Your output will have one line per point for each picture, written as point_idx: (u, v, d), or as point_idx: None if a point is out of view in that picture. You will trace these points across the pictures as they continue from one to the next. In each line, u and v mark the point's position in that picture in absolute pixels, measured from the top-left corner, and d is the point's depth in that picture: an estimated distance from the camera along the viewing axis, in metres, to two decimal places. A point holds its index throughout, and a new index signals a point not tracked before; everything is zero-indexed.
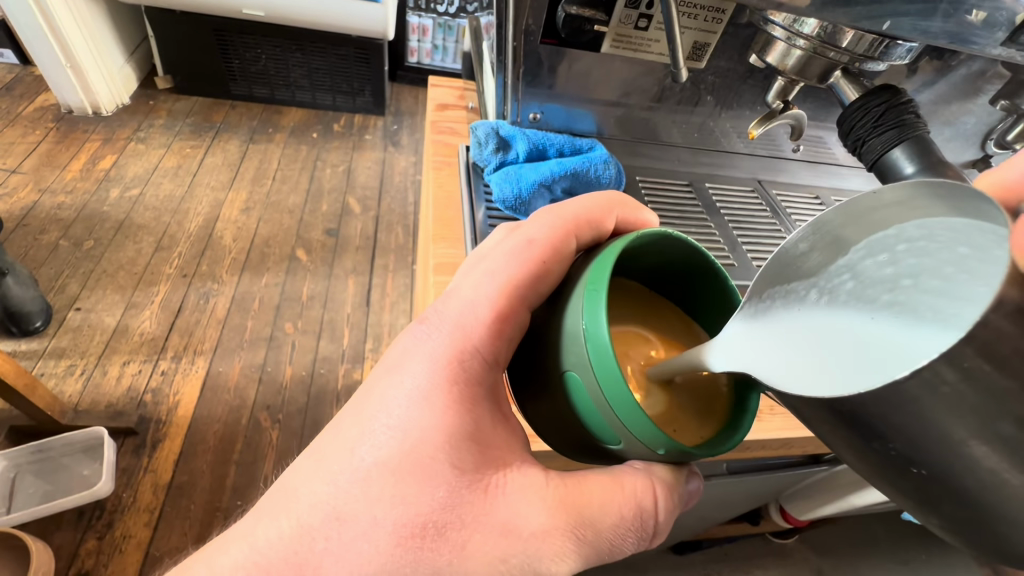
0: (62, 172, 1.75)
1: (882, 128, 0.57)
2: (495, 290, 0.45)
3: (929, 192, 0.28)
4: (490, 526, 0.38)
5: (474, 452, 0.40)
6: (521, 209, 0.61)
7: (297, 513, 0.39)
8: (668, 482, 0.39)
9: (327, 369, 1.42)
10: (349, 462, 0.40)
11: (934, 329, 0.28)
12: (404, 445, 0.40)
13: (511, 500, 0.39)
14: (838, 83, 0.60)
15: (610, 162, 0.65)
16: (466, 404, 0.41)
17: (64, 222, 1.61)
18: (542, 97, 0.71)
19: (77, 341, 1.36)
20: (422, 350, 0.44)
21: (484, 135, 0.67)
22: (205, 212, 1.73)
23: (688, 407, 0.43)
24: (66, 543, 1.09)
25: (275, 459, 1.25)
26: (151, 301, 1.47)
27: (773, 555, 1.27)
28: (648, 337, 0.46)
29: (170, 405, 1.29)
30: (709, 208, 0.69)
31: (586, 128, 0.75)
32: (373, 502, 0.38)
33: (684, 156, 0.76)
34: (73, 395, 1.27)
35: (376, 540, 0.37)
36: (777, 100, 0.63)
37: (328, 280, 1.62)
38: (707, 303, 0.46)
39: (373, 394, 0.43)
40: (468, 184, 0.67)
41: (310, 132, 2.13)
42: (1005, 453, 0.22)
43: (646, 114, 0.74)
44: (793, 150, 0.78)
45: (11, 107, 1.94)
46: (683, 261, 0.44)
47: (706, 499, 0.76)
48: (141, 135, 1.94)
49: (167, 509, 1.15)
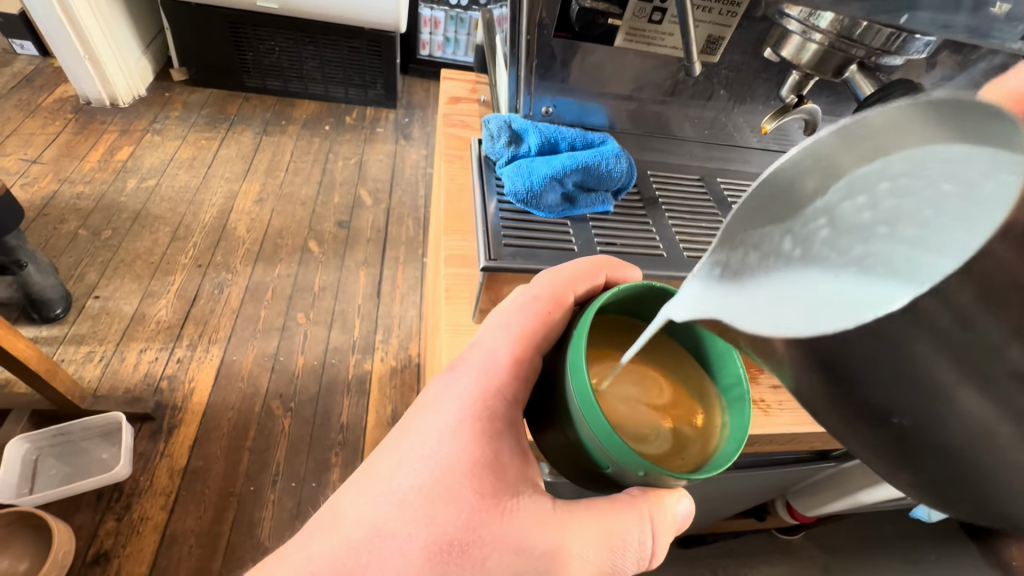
0: (81, 162, 1.78)
1: None
2: (510, 337, 0.46)
3: (917, 119, 0.26)
4: (508, 549, 0.39)
5: (495, 481, 0.41)
6: (532, 202, 0.60)
7: (343, 533, 0.40)
8: (659, 497, 0.39)
9: (338, 360, 1.44)
10: (388, 485, 0.41)
11: (899, 285, 0.25)
12: (436, 473, 0.41)
13: (528, 522, 0.40)
14: (853, 78, 0.59)
15: (621, 156, 0.64)
16: (492, 439, 0.42)
17: (83, 212, 1.64)
18: (554, 90, 0.71)
19: (96, 327, 1.40)
20: (447, 390, 0.45)
21: (497, 128, 0.65)
22: (220, 203, 1.76)
23: (689, 442, 0.42)
24: (86, 523, 1.12)
25: (287, 446, 1.27)
26: (167, 290, 1.50)
27: (778, 552, 1.27)
28: (659, 378, 0.47)
29: (185, 392, 1.32)
30: (720, 202, 0.68)
31: (598, 122, 0.74)
32: (409, 521, 0.40)
33: (696, 150, 0.75)
34: (92, 380, 1.30)
35: (409, 556, 0.39)
36: (791, 94, 0.63)
37: (339, 272, 1.64)
38: (697, 340, 0.45)
39: (406, 427, 0.44)
40: (480, 176, 0.64)
41: (323, 124, 2.14)
42: (992, 400, 0.22)
43: (658, 108, 0.73)
44: None
45: (31, 98, 1.97)
46: (663, 300, 0.45)
47: (711, 494, 0.76)
48: (157, 127, 1.97)
49: (182, 493, 1.18)
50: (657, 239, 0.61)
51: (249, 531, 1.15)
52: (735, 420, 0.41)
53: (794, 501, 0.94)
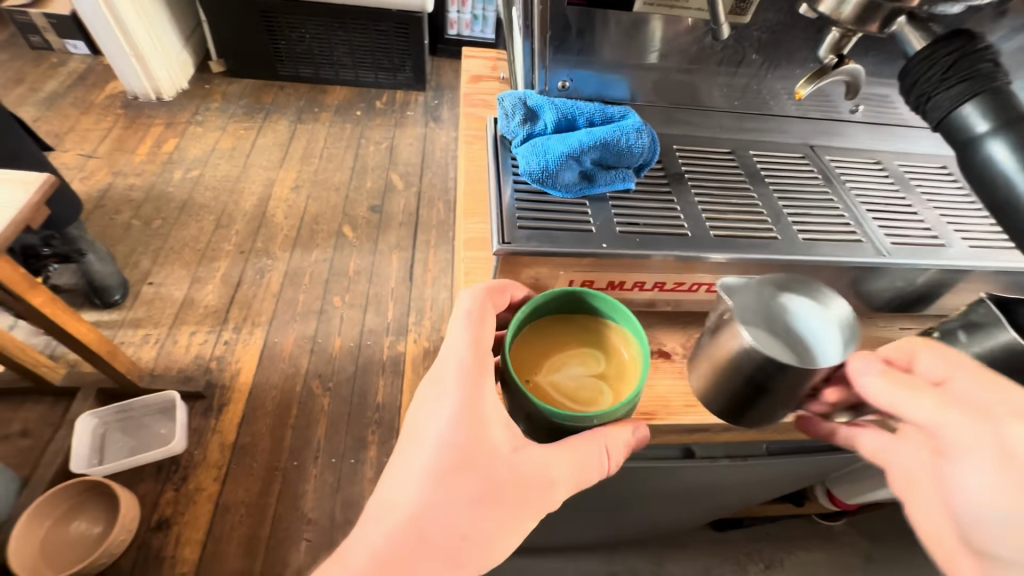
0: (131, 155, 1.88)
1: (950, 81, 0.43)
2: (466, 329, 0.48)
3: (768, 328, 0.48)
4: (520, 490, 0.44)
5: (496, 443, 0.44)
6: (548, 181, 0.58)
7: (393, 521, 0.42)
8: (615, 431, 0.45)
9: (373, 341, 1.49)
10: (417, 472, 0.44)
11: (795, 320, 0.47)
12: (447, 449, 0.44)
13: (532, 467, 0.44)
14: (900, 31, 0.45)
15: (643, 130, 0.61)
16: (492, 409, 0.45)
17: (134, 203, 1.74)
18: (571, 62, 0.67)
19: (151, 312, 1.49)
20: (432, 380, 0.47)
21: (512, 106, 0.62)
22: (259, 191, 1.82)
23: (617, 387, 0.48)
24: (149, 492, 1.21)
25: (326, 424, 1.34)
26: (214, 276, 1.58)
27: (819, 538, 1.24)
28: (588, 349, 0.50)
29: (232, 372, 1.40)
30: (752, 175, 0.64)
31: (619, 95, 0.71)
32: (446, 492, 0.43)
33: (727, 122, 0.71)
34: (149, 361, 1.39)
35: (456, 518, 0.43)
36: (829, 54, 0.51)
37: (373, 256, 1.68)
38: (600, 306, 0.51)
39: (414, 421, 0.47)
40: (495, 155, 0.63)
41: (354, 110, 2.17)
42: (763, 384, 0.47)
43: (684, 77, 0.69)
44: (852, 111, 0.71)
45: (84, 95, 2.07)
46: (564, 297, 0.51)
47: (741, 480, 0.74)
48: (199, 119, 2.05)
49: (233, 466, 1.26)
50: (682, 217, 0.58)
51: (294, 504, 1.22)
52: (640, 358, 0.47)
53: (834, 488, 0.91)
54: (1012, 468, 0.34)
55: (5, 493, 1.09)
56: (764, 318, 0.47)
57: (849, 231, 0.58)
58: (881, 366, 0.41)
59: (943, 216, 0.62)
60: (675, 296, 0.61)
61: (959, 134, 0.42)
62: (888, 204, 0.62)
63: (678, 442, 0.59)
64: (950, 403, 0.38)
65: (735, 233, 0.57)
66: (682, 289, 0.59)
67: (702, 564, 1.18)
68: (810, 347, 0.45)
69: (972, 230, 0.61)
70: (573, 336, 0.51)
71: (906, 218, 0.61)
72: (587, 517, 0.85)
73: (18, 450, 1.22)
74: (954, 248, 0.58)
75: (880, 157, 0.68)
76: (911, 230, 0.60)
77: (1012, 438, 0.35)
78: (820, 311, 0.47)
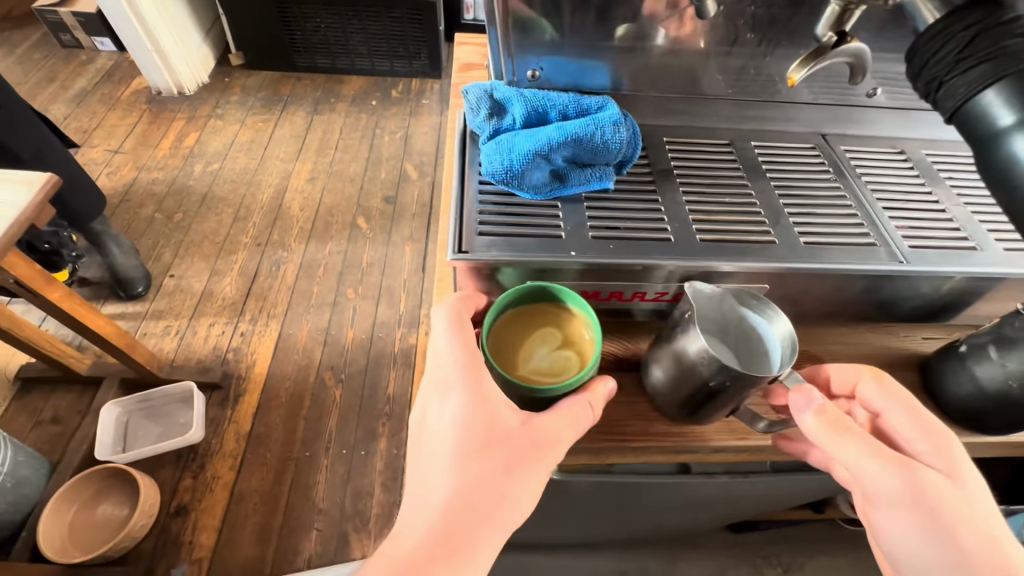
0: (154, 150, 1.93)
1: (968, 62, 0.37)
2: (451, 329, 0.46)
3: (717, 337, 0.46)
4: (542, 458, 0.43)
5: (508, 422, 0.43)
6: (513, 182, 0.55)
7: (429, 520, 0.41)
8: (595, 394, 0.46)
9: (385, 334, 1.49)
10: (438, 470, 0.42)
11: (748, 335, 0.47)
12: (463, 439, 0.42)
13: (544, 431, 0.43)
14: (911, 2, 0.40)
15: (620, 124, 0.57)
16: (494, 392, 0.43)
17: (157, 197, 1.78)
18: (541, 48, 0.61)
19: (172, 304, 1.53)
20: (432, 382, 0.45)
21: (477, 99, 0.59)
22: (276, 183, 1.83)
23: (579, 360, 0.48)
24: (168, 480, 1.25)
25: (338, 416, 1.35)
26: (231, 268, 1.61)
27: (843, 544, 1.18)
28: (549, 331, 0.50)
29: (249, 362, 1.43)
30: (751, 169, 0.60)
31: (598, 84, 0.65)
32: (473, 476, 0.41)
33: (727, 110, 0.65)
34: (170, 351, 1.43)
35: (490, 494, 0.42)
36: (828, 31, 0.46)
37: (386, 247, 1.68)
38: (552, 293, 0.50)
39: (426, 425, 0.45)
40: (461, 153, 0.60)
41: (370, 99, 2.16)
42: (716, 408, 0.46)
43: (668, 60, 0.62)
44: (869, 94, 0.64)
45: (111, 92, 2.13)
46: (522, 294, 0.50)
47: (747, 493, 0.70)
48: (219, 112, 2.08)
49: (248, 455, 1.29)
50: (666, 219, 0.54)
51: (306, 494, 1.24)
52: (592, 331, 0.48)
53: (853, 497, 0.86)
54: (931, 510, 0.42)
55: (35, 478, 1.14)
56: (712, 325, 0.47)
57: (862, 233, 0.54)
58: (820, 405, 0.43)
59: (972, 211, 0.56)
60: (663, 306, 0.57)
61: (977, 129, 0.37)
62: (908, 201, 0.57)
63: (670, 459, 0.55)
64: (888, 455, 0.42)
65: (726, 236, 0.52)
66: (665, 299, 0.55)
67: (715, 565, 1.14)
68: (756, 360, 0.45)
69: (1005, 230, 0.55)
70: (533, 323, 0.50)
71: (928, 217, 0.55)
72: (588, 520, 0.83)
73: (49, 437, 1.28)
74: (985, 252, 0.52)
75: (902, 146, 0.63)
76: (933, 230, 0.54)
77: (936, 491, 0.42)
78: (765, 323, 0.46)
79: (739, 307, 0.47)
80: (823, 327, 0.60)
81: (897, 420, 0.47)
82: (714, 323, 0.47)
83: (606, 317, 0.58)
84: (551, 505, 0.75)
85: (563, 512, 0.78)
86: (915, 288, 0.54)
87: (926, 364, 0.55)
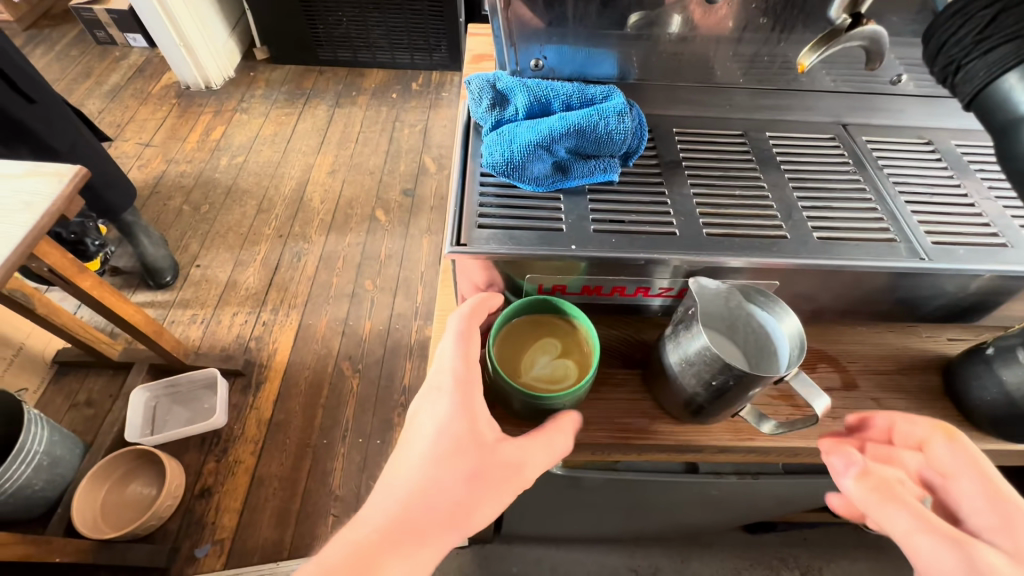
0: (183, 143, 1.98)
1: (988, 43, 0.35)
2: (458, 336, 0.46)
3: (724, 336, 0.46)
4: (509, 480, 0.43)
5: (486, 436, 0.43)
6: (515, 174, 0.54)
7: (384, 515, 0.39)
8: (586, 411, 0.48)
9: (402, 325, 1.51)
10: (408, 468, 0.41)
11: (757, 333, 0.46)
12: (440, 441, 0.41)
13: (517, 453, 0.43)
14: None
15: (625, 113, 0.55)
16: (479, 404, 0.44)
17: (185, 189, 1.83)
18: (544, 38, 0.60)
19: (198, 293, 1.58)
20: (427, 382, 0.46)
21: (479, 89, 0.58)
22: (298, 176, 1.87)
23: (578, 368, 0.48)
24: (193, 462, 1.29)
25: (355, 405, 1.37)
26: (254, 259, 1.64)
27: (864, 548, 1.14)
28: (551, 341, 0.50)
29: (270, 351, 1.46)
30: (766, 161, 0.58)
31: (605, 73, 0.64)
32: (439, 478, 0.40)
33: (742, 99, 0.63)
34: (195, 339, 1.48)
35: (449, 502, 0.40)
36: (841, 13, 0.45)
37: (404, 239, 1.69)
38: (553, 305, 0.51)
39: (407, 423, 0.44)
40: (463, 144, 0.59)
41: (390, 92, 2.17)
42: (722, 407, 0.45)
43: (680, 49, 0.60)
44: (894, 80, 0.61)
45: (143, 87, 2.19)
46: (526, 305, 0.50)
47: (759, 494, 0.69)
48: (244, 106, 2.12)
49: (268, 441, 1.32)
50: (672, 212, 0.53)
51: (323, 480, 1.27)
52: (591, 342, 0.49)
53: None
54: None
55: (69, 457, 1.20)
56: (717, 323, 0.46)
57: (881, 228, 0.51)
58: (859, 469, 0.43)
59: (1004, 206, 0.53)
60: (669, 301, 0.55)
61: (999, 115, 0.35)
62: (934, 194, 0.54)
63: (676, 458, 0.55)
64: (938, 526, 0.39)
65: (735, 230, 0.51)
66: (671, 295, 0.54)
67: (730, 565, 1.12)
68: (765, 361, 0.45)
69: None
70: (537, 332, 0.51)
71: (956, 211, 0.53)
72: (598, 515, 0.83)
73: (83, 419, 1.34)
74: (1016, 249, 0.49)
75: (930, 137, 0.60)
76: (959, 225, 0.51)
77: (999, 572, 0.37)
78: (773, 322, 0.45)
79: (748, 304, 0.46)
80: (837, 326, 0.59)
81: (962, 490, 0.43)
82: (720, 320, 0.47)
83: (610, 312, 0.58)
84: (558, 499, 0.75)
85: (572, 507, 0.77)
86: (939, 287, 0.52)
87: (950, 367, 0.53)
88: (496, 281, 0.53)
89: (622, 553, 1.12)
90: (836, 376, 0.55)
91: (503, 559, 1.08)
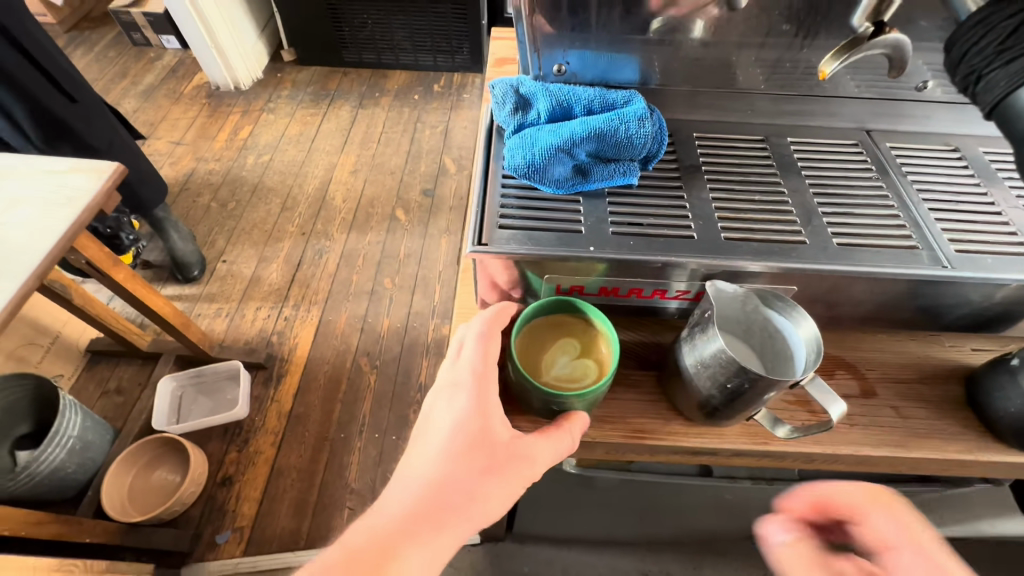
0: (212, 142, 2.04)
1: (1012, 53, 0.34)
2: (478, 335, 0.47)
3: (740, 340, 0.46)
4: (520, 474, 0.44)
5: (498, 434, 0.44)
6: (536, 176, 0.55)
7: (400, 506, 0.40)
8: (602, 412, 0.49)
9: (419, 323, 1.53)
10: (423, 462, 0.42)
11: (774, 338, 0.46)
12: (455, 436, 0.43)
13: (529, 449, 0.44)
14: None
15: (646, 118, 0.56)
16: (493, 402, 0.45)
17: (214, 186, 1.89)
18: (567, 43, 0.61)
19: (223, 287, 1.62)
20: (444, 379, 0.47)
21: (502, 93, 0.59)
22: (321, 175, 1.91)
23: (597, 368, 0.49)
24: (216, 451, 1.33)
25: (372, 401, 1.40)
26: (278, 256, 1.69)
27: None
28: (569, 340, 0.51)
29: (291, 345, 1.50)
30: (787, 166, 0.57)
31: (626, 78, 0.64)
32: (453, 472, 0.41)
33: (764, 104, 0.63)
34: (220, 332, 1.53)
35: (463, 495, 0.41)
36: (864, 22, 0.45)
37: (423, 239, 1.71)
38: (571, 306, 0.51)
39: (422, 419, 0.46)
40: (486, 147, 0.60)
41: (412, 94, 2.20)
42: (738, 410, 0.45)
43: (702, 53, 0.61)
44: (921, 86, 0.60)
45: (175, 87, 2.27)
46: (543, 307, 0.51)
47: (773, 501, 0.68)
48: (271, 106, 2.17)
49: (287, 433, 1.35)
50: (691, 216, 0.53)
51: (340, 473, 1.29)
52: (609, 343, 0.49)
53: None
54: None
55: (100, 442, 1.25)
56: (734, 327, 0.47)
57: (903, 235, 0.51)
58: None
59: None
60: (686, 305, 0.56)
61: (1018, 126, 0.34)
62: (960, 202, 0.54)
63: (690, 461, 0.55)
64: None
65: (753, 235, 0.51)
66: (688, 298, 0.54)
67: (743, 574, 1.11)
68: (781, 367, 0.45)
69: None
70: (555, 333, 0.51)
71: (982, 219, 0.52)
72: (610, 517, 0.83)
73: (114, 406, 1.39)
74: None
75: (957, 143, 0.59)
76: (985, 234, 0.50)
77: None
78: (790, 326, 0.45)
79: (764, 308, 0.46)
80: (856, 334, 0.58)
81: None
82: (737, 323, 0.47)
83: (626, 314, 0.58)
84: (571, 499, 0.75)
85: (584, 508, 0.78)
86: (963, 295, 0.51)
87: (973, 377, 0.52)
88: (515, 282, 0.55)
89: (634, 557, 1.11)
90: (854, 384, 0.55)
91: (514, 558, 1.09)
